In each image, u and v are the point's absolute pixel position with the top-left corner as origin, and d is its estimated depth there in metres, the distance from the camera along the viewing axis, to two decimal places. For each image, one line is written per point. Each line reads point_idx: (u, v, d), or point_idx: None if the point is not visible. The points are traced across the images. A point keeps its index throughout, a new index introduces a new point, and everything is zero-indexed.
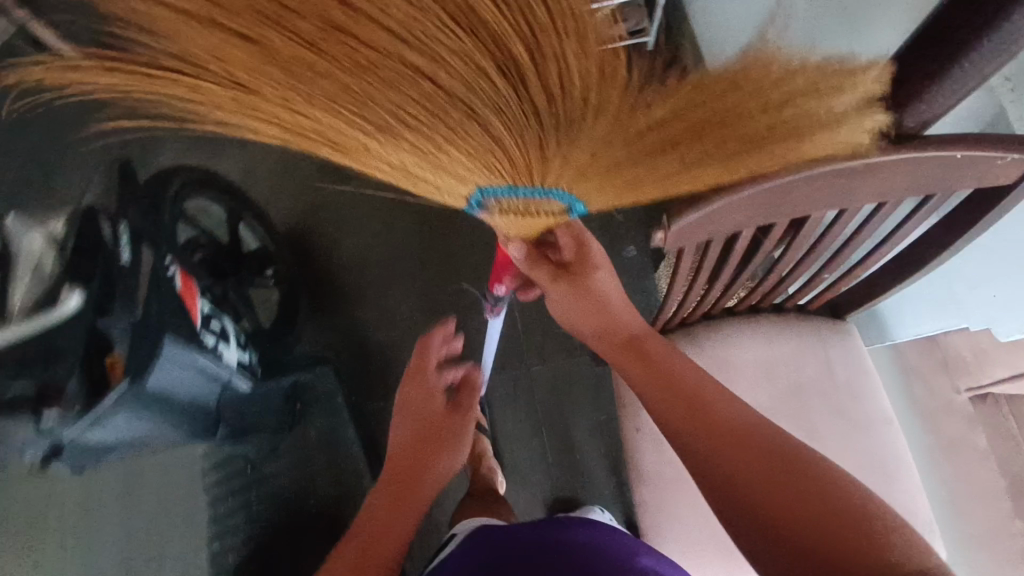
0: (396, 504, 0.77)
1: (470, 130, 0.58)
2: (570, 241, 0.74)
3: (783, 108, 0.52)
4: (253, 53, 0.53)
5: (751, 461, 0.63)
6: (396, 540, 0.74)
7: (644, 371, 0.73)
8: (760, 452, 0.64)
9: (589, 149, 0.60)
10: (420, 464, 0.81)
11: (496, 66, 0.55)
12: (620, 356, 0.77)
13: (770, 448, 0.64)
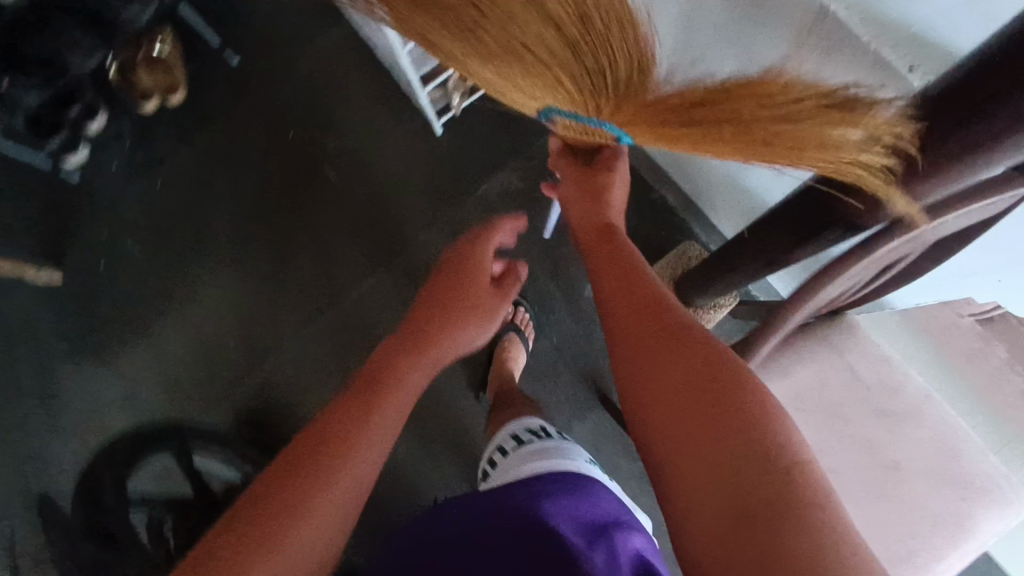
0: (372, 392, 0.71)
1: (543, 65, 0.67)
2: (609, 154, 0.80)
3: (779, 119, 0.58)
4: (418, 12, 0.69)
5: (669, 380, 0.57)
6: (364, 470, 0.62)
7: (612, 282, 0.70)
8: (682, 377, 0.57)
9: (631, 112, 0.67)
10: (391, 373, 0.73)
11: (568, 28, 0.64)
12: (597, 246, 0.77)
13: (690, 379, 0.56)
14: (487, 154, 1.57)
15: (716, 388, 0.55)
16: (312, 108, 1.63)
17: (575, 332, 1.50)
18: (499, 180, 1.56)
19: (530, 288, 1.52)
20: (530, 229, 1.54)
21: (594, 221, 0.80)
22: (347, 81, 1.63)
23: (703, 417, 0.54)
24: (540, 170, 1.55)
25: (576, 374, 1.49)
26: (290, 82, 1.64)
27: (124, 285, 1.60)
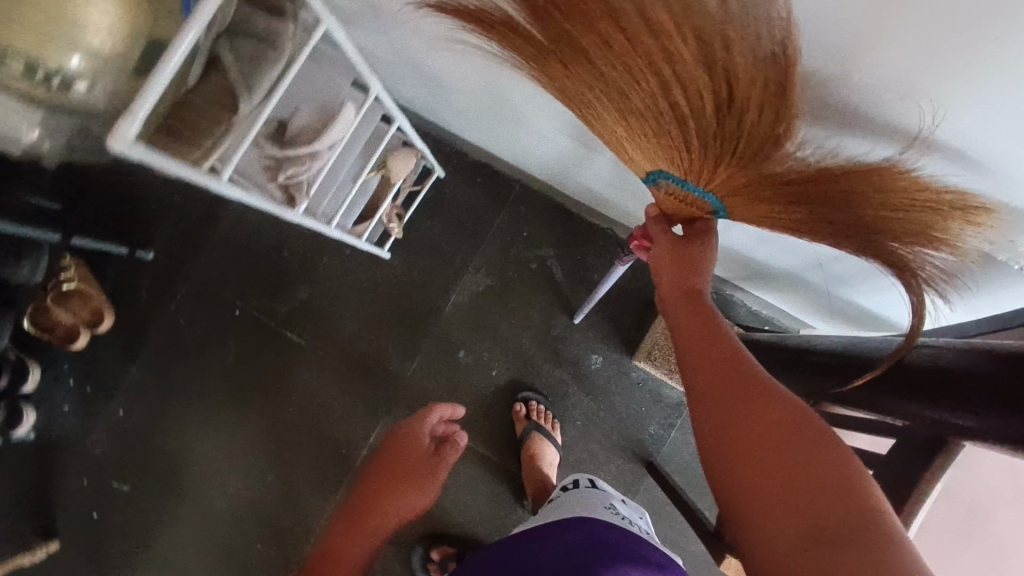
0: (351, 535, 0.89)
1: (662, 130, 0.63)
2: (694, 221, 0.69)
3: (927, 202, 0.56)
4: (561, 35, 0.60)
5: (778, 494, 0.50)
6: None
7: (690, 338, 0.62)
8: (804, 498, 0.49)
9: (747, 178, 0.62)
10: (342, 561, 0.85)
11: (701, 93, 0.58)
12: (676, 303, 0.67)
13: (816, 490, 0.48)
14: (444, 262, 1.47)
15: (839, 524, 0.47)
16: (248, 276, 1.52)
17: (596, 410, 1.42)
18: (465, 284, 1.47)
19: (536, 381, 1.44)
20: (514, 322, 1.45)
21: (675, 275, 0.68)
22: (274, 237, 1.51)
23: (818, 518, 0.47)
24: (502, 259, 1.46)
25: (613, 453, 1.41)
26: (216, 257, 1.52)
27: (123, 523, 1.49)
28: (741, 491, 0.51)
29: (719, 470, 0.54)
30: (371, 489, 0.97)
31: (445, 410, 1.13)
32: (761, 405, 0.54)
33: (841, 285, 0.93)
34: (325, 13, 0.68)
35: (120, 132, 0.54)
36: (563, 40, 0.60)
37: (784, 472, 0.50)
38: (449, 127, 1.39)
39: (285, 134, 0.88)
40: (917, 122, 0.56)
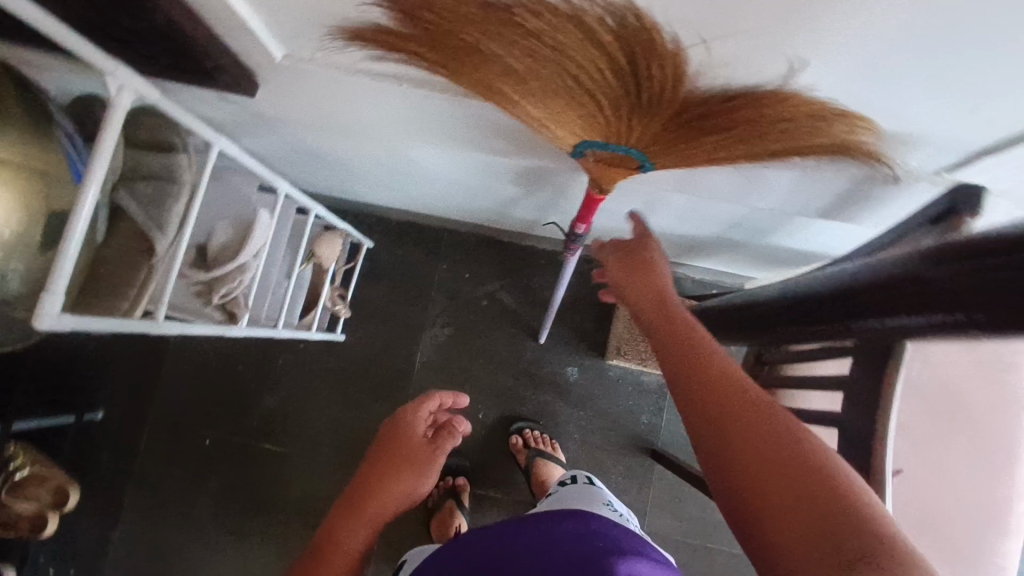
0: (361, 516, 0.66)
1: (570, 105, 0.55)
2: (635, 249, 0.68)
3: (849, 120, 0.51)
4: (432, 33, 0.50)
5: (758, 456, 0.44)
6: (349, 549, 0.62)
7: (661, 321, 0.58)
8: (783, 465, 0.43)
9: (665, 127, 0.56)
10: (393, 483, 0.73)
11: (603, 63, 0.49)
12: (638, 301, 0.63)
13: (794, 458, 0.43)
14: (400, 325, 1.48)
15: (824, 492, 0.41)
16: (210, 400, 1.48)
17: (588, 418, 1.45)
18: (426, 339, 1.47)
19: (523, 410, 1.45)
20: (485, 360, 1.46)
21: (639, 284, 0.65)
22: (224, 354, 1.48)
23: (806, 490, 0.41)
24: (454, 306, 1.48)
25: (617, 453, 1.43)
26: (173, 393, 1.48)
27: None
28: (721, 464, 0.45)
29: (698, 439, 0.48)
30: (369, 478, 0.72)
31: (446, 395, 0.89)
32: (700, 351, 0.52)
33: (760, 235, 0.99)
34: (216, 135, 0.70)
35: (43, 309, 0.53)
36: (440, 34, 0.50)
37: (719, 405, 0.47)
38: (365, 198, 1.41)
39: (208, 256, 0.89)
40: (781, 77, 0.48)
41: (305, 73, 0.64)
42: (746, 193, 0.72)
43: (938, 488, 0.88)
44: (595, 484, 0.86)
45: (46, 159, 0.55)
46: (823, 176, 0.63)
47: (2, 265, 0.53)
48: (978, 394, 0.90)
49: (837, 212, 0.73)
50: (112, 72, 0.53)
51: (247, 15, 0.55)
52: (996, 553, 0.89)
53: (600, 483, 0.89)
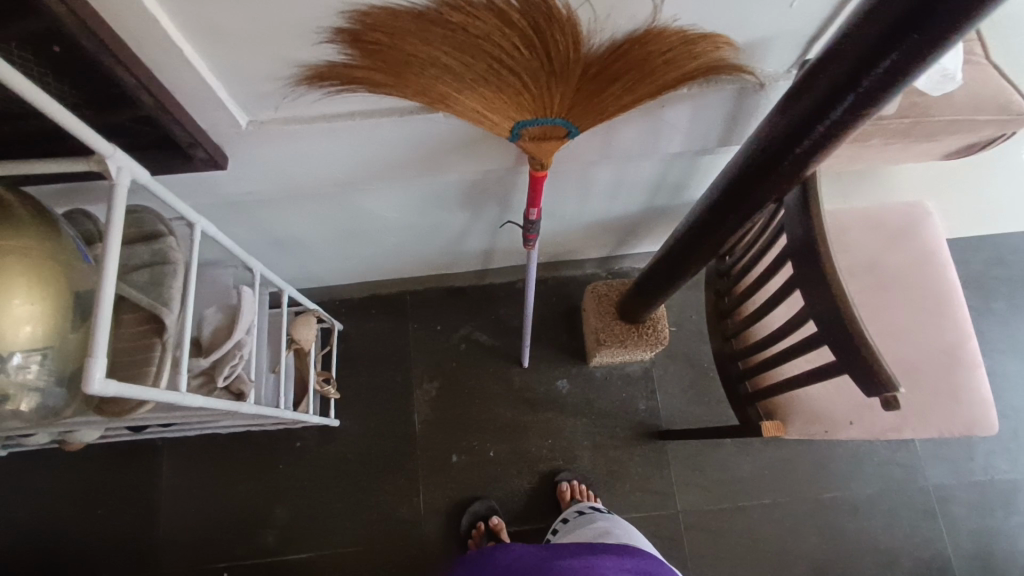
0: None
1: (502, 88, 0.67)
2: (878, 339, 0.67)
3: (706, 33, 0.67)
4: (380, 51, 0.62)
5: None
6: None
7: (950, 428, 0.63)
8: None
9: (580, 89, 0.69)
10: None
11: (519, 41, 0.61)
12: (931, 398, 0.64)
13: None
14: (388, 393, 1.49)
15: None
16: (218, 529, 1.39)
17: (592, 423, 1.48)
18: (418, 399, 1.49)
19: (530, 434, 1.46)
20: (479, 400, 1.49)
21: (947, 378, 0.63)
22: (222, 475, 1.42)
23: None
24: (435, 358, 1.52)
25: (629, 446, 1.47)
26: (175, 533, 1.38)
27: None
28: None
29: None
30: None
31: None
32: None
33: (680, 193, 1.14)
34: (196, 216, 0.78)
35: (92, 374, 0.57)
36: (386, 52, 0.61)
37: None
38: (326, 280, 1.48)
39: (202, 345, 0.92)
40: (650, 14, 0.63)
41: (269, 134, 0.75)
42: (655, 142, 0.86)
43: (900, 343, 1.06)
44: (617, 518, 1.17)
45: (61, 248, 0.60)
46: (708, 100, 0.78)
47: (28, 358, 0.57)
48: (896, 261, 1.11)
49: (731, 138, 0.88)
50: (111, 155, 0.60)
51: (216, 85, 0.66)
52: (968, 379, 1.05)
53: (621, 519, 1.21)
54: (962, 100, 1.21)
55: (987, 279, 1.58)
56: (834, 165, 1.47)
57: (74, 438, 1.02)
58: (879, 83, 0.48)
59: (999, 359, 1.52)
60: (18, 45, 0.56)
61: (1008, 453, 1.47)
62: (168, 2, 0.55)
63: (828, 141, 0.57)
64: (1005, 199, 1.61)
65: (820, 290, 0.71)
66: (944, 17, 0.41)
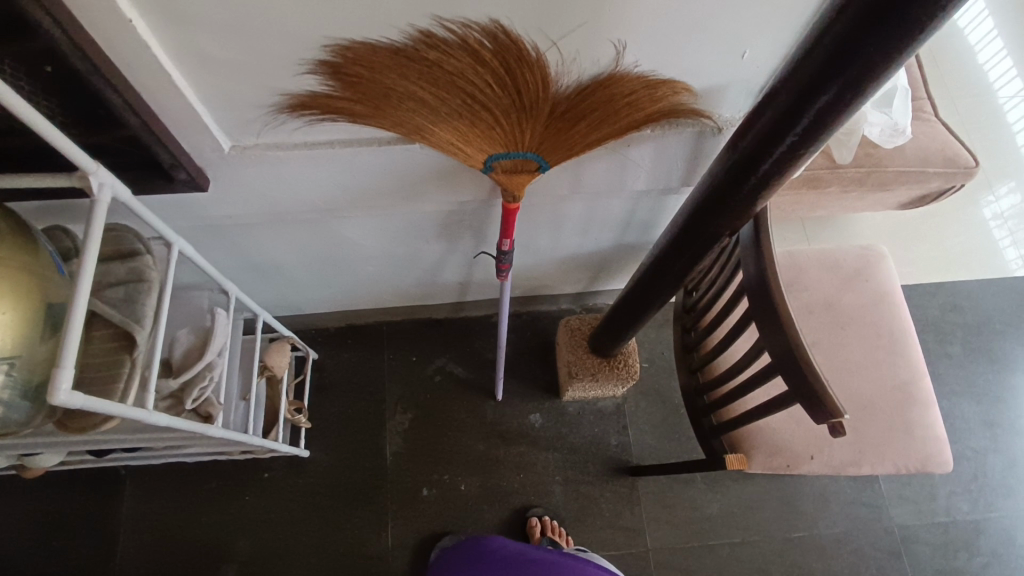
0: None
1: (475, 122, 0.71)
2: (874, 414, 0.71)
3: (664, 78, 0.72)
4: (360, 84, 0.65)
5: None
6: None
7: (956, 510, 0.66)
8: None
9: (549, 125, 0.73)
10: None
11: (491, 78, 0.66)
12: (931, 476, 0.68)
13: None
14: (360, 425, 1.48)
15: None
16: (178, 563, 1.34)
17: (564, 458, 1.48)
18: (390, 431, 1.48)
19: (501, 468, 1.46)
20: (451, 433, 1.48)
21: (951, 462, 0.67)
22: (185, 506, 1.38)
23: None
24: (409, 390, 1.52)
25: (600, 482, 1.46)
26: (132, 567, 1.33)
27: None
28: None
29: None
30: None
31: None
32: None
33: (649, 231, 1.19)
34: (174, 234, 0.78)
35: (59, 384, 0.57)
36: (366, 84, 0.65)
37: None
38: (302, 308, 1.49)
39: (173, 365, 0.92)
40: (613, 59, 0.68)
41: (251, 159, 0.78)
42: (621, 179, 0.91)
43: (858, 379, 1.10)
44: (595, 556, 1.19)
45: (38, 260, 0.61)
46: (670, 141, 0.84)
47: None
48: (853, 300, 1.16)
49: (693, 177, 0.93)
50: (94, 172, 0.62)
51: (202, 111, 0.70)
52: (922, 416, 1.08)
53: (603, 560, 1.22)
54: (912, 153, 1.30)
55: (945, 323, 1.64)
56: (798, 211, 1.54)
57: (32, 461, 1.00)
58: (817, 120, 0.53)
59: (957, 401, 1.57)
60: (12, 63, 0.58)
61: (969, 495, 1.50)
62: (161, 32, 0.58)
63: (773, 175, 0.62)
64: (958, 249, 1.69)
65: (774, 322, 0.75)
66: (866, 61, 0.47)
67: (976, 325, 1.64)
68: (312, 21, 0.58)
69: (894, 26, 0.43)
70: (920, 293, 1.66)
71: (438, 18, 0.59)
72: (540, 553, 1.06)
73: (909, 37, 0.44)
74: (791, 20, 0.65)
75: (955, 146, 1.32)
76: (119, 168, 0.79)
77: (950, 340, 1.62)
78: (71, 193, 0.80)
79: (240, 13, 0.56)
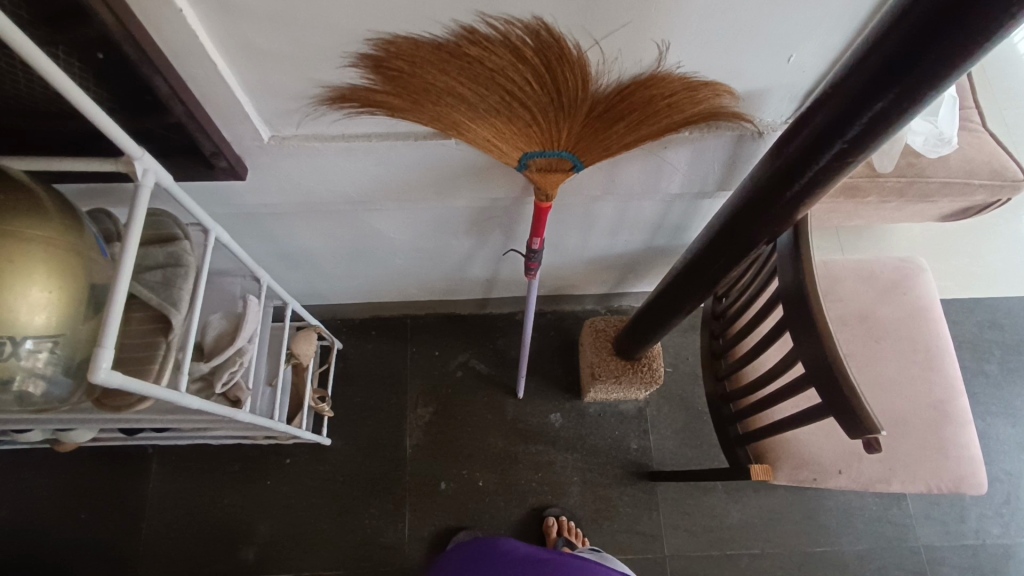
0: None
1: (512, 120, 0.70)
2: None
3: (704, 80, 0.71)
4: (398, 79, 0.66)
5: None
6: None
7: None
8: None
9: (585, 125, 0.73)
10: None
11: (530, 76, 0.65)
12: None
13: None
14: (382, 416, 1.49)
15: None
16: (200, 543, 1.37)
17: (583, 459, 1.47)
18: (411, 424, 1.49)
19: (520, 466, 1.46)
20: (472, 429, 1.49)
21: None
22: (208, 487, 1.41)
23: None
24: (431, 383, 1.52)
25: (618, 485, 1.45)
26: (155, 544, 1.37)
27: None
28: None
29: None
30: None
31: None
32: None
33: (680, 234, 1.17)
34: (211, 222, 0.80)
35: (99, 363, 0.58)
36: (405, 78, 0.66)
37: None
38: (329, 299, 1.50)
39: (205, 350, 0.94)
40: (655, 59, 0.67)
41: (289, 150, 0.80)
42: (656, 181, 0.90)
43: (892, 394, 1.07)
44: (611, 560, 1.18)
45: (84, 242, 0.62)
46: (709, 144, 0.82)
47: (40, 344, 0.58)
48: (889, 313, 1.13)
49: (730, 182, 0.92)
50: (139, 158, 0.63)
51: (245, 100, 0.71)
52: (957, 435, 1.05)
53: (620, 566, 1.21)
54: (956, 164, 1.25)
55: (984, 340, 1.59)
56: (833, 219, 1.50)
57: (67, 436, 1.02)
58: (867, 128, 0.51)
59: (992, 421, 1.52)
60: (67, 51, 0.60)
61: (1000, 518, 1.45)
62: (209, 22, 0.59)
63: (817, 182, 0.60)
64: (999, 264, 1.64)
65: (809, 334, 0.73)
66: (925, 69, 0.45)
67: (1015, 344, 1.58)
68: (356, 15, 0.58)
69: (957, 35, 0.42)
70: (958, 309, 1.61)
71: (482, 15, 0.59)
72: (534, 555, 1.05)
73: (972, 47, 0.42)
74: (841, 24, 0.64)
75: (1002, 158, 1.27)
76: (160, 154, 0.80)
77: (987, 358, 1.57)
78: (114, 177, 0.81)
79: (286, 5, 0.56)
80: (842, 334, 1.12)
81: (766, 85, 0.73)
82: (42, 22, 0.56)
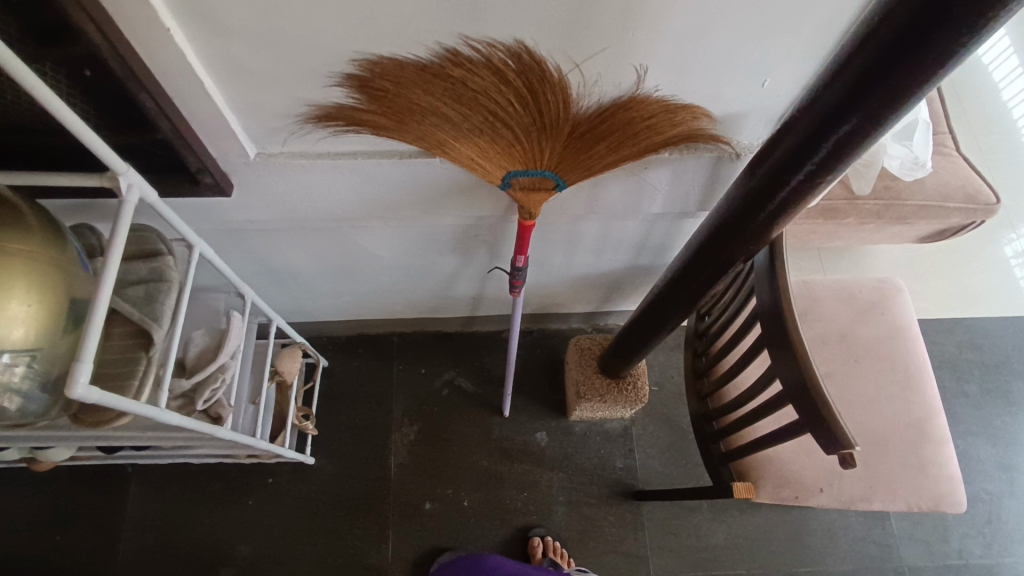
0: None
1: (496, 139, 0.72)
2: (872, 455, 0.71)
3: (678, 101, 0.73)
4: (382, 99, 0.67)
5: None
6: None
7: None
8: None
9: (567, 146, 0.74)
10: None
11: (512, 98, 0.67)
12: None
13: None
14: (366, 435, 1.48)
15: None
16: (178, 565, 1.34)
17: (568, 478, 1.46)
18: (396, 442, 1.48)
19: (504, 486, 1.45)
20: (456, 447, 1.48)
21: None
22: (188, 507, 1.38)
23: None
24: (416, 401, 1.52)
25: (604, 505, 1.45)
26: (132, 565, 1.33)
27: None
28: None
29: None
30: None
31: None
32: None
33: (663, 253, 1.19)
34: (197, 238, 0.80)
35: (77, 378, 0.57)
36: (390, 99, 0.67)
37: None
38: (315, 316, 1.50)
39: (187, 366, 0.94)
40: (633, 82, 0.69)
41: (275, 167, 0.81)
42: (637, 201, 0.92)
43: (871, 414, 1.08)
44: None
45: (66, 257, 0.63)
46: (689, 165, 0.84)
47: (16, 359, 0.58)
48: (867, 333, 1.15)
49: (709, 202, 0.94)
50: (123, 173, 0.63)
51: (231, 118, 0.72)
52: (936, 455, 1.06)
53: None
54: (932, 188, 1.29)
55: (963, 360, 1.61)
56: (814, 241, 1.53)
57: (43, 454, 1.01)
58: (836, 149, 0.53)
59: (972, 441, 1.53)
60: (54, 68, 0.61)
61: (982, 538, 1.46)
62: (197, 43, 0.61)
63: (790, 202, 0.62)
64: (976, 286, 1.67)
65: (786, 350, 0.74)
66: (886, 93, 0.47)
67: (994, 364, 1.61)
68: (343, 36, 0.59)
69: (915, 60, 0.44)
70: (938, 329, 1.63)
71: (465, 37, 0.61)
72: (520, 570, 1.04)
73: (929, 73, 0.44)
74: (813, 50, 0.66)
75: (976, 182, 1.31)
76: (146, 169, 0.81)
77: (967, 378, 1.59)
78: (100, 193, 0.82)
79: (273, 25, 0.58)
80: (822, 353, 1.13)
81: (743, 109, 0.75)
82: (30, 39, 0.57)
